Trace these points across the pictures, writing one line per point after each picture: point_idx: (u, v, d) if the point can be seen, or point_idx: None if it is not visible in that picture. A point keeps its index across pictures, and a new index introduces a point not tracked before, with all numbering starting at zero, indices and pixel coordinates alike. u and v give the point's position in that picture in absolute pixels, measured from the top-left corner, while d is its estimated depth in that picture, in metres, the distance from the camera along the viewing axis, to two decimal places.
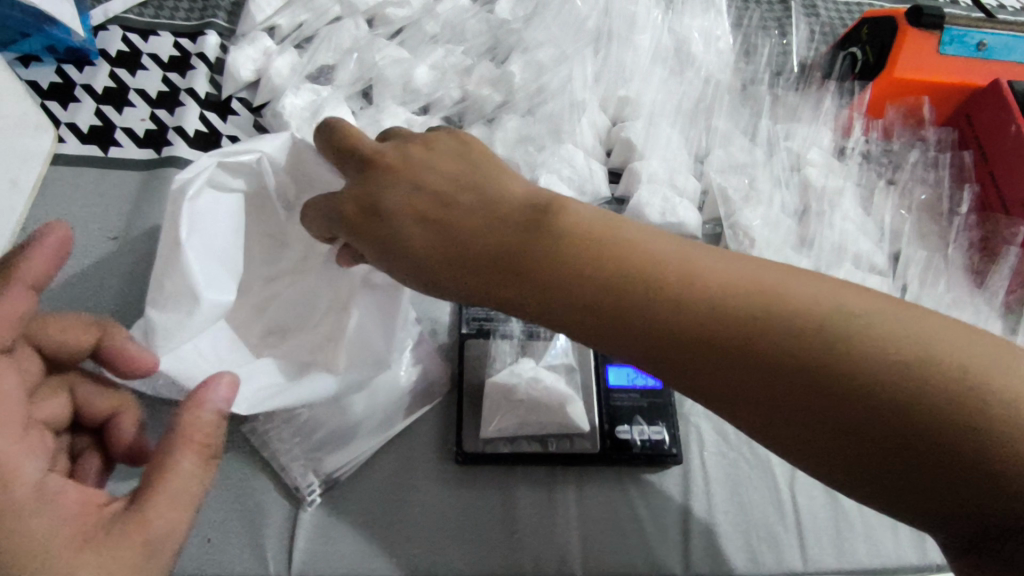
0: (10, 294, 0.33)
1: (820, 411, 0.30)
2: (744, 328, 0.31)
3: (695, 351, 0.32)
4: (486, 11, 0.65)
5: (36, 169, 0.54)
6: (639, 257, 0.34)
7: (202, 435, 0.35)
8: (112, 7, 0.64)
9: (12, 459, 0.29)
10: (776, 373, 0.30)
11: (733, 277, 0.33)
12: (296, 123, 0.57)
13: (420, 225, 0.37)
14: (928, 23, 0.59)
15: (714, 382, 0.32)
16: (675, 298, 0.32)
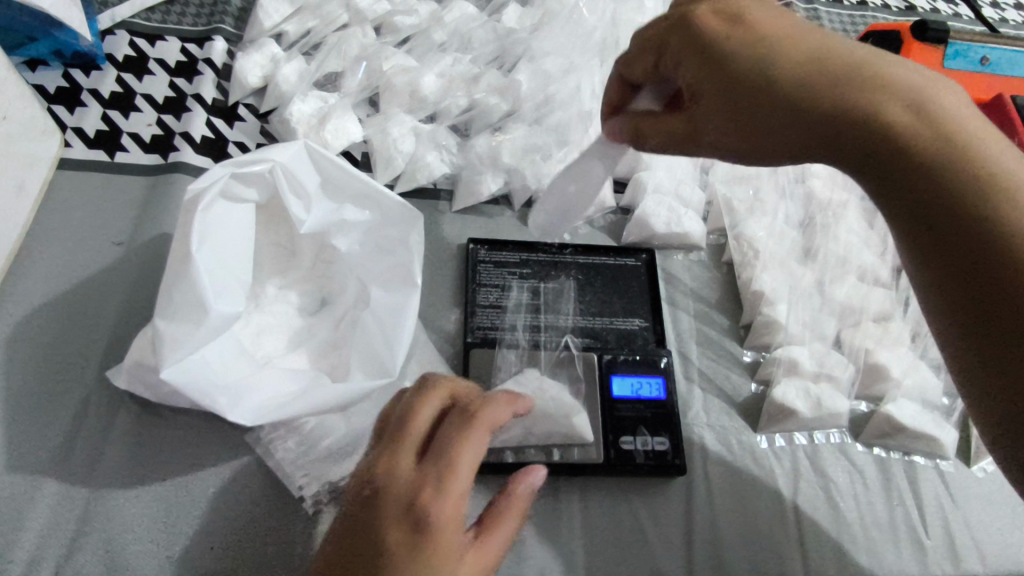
0: (505, 401, 0.41)
1: (995, 262, 0.34)
2: (991, 214, 0.35)
3: (968, 249, 0.35)
4: (494, 20, 0.66)
5: (43, 173, 0.54)
6: (974, 151, 0.36)
7: (523, 505, 0.40)
8: (120, 12, 0.64)
9: (467, 482, 0.36)
10: (976, 248, 0.35)
11: (1000, 165, 0.36)
12: (303, 130, 0.57)
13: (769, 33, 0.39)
14: (932, 37, 0.59)
15: (949, 250, 0.36)
16: (951, 180, 0.36)
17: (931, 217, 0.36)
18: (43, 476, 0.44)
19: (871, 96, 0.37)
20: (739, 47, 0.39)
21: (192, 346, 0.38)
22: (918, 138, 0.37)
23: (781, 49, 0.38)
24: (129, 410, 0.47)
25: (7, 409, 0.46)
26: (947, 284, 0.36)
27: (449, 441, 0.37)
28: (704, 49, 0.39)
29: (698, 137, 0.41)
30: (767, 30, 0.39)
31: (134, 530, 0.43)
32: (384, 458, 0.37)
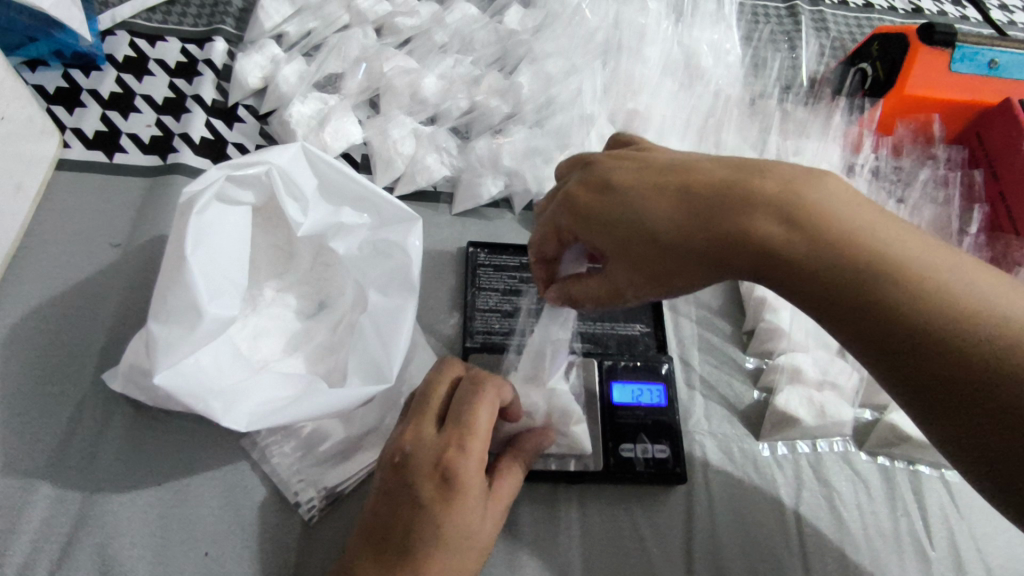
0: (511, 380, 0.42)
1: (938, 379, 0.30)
2: (973, 340, 0.29)
3: (930, 369, 0.30)
4: (495, 22, 0.65)
5: (41, 174, 0.54)
6: (884, 259, 0.31)
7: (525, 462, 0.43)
8: (121, 13, 0.64)
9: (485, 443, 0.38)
10: (946, 371, 0.30)
11: (851, 263, 0.32)
12: (303, 131, 0.57)
13: (633, 191, 0.36)
14: (940, 40, 0.58)
15: (923, 375, 0.30)
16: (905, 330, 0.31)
17: (900, 360, 0.31)
18: (38, 479, 0.44)
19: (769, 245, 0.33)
20: (622, 218, 0.36)
21: (186, 349, 0.38)
22: (835, 277, 0.32)
23: (652, 206, 0.36)
24: (125, 413, 0.46)
25: (3, 411, 0.45)
26: (937, 414, 0.31)
27: (466, 405, 0.38)
28: (587, 223, 0.38)
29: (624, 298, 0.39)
30: (636, 195, 0.36)
31: (128, 535, 0.43)
32: (409, 427, 0.38)
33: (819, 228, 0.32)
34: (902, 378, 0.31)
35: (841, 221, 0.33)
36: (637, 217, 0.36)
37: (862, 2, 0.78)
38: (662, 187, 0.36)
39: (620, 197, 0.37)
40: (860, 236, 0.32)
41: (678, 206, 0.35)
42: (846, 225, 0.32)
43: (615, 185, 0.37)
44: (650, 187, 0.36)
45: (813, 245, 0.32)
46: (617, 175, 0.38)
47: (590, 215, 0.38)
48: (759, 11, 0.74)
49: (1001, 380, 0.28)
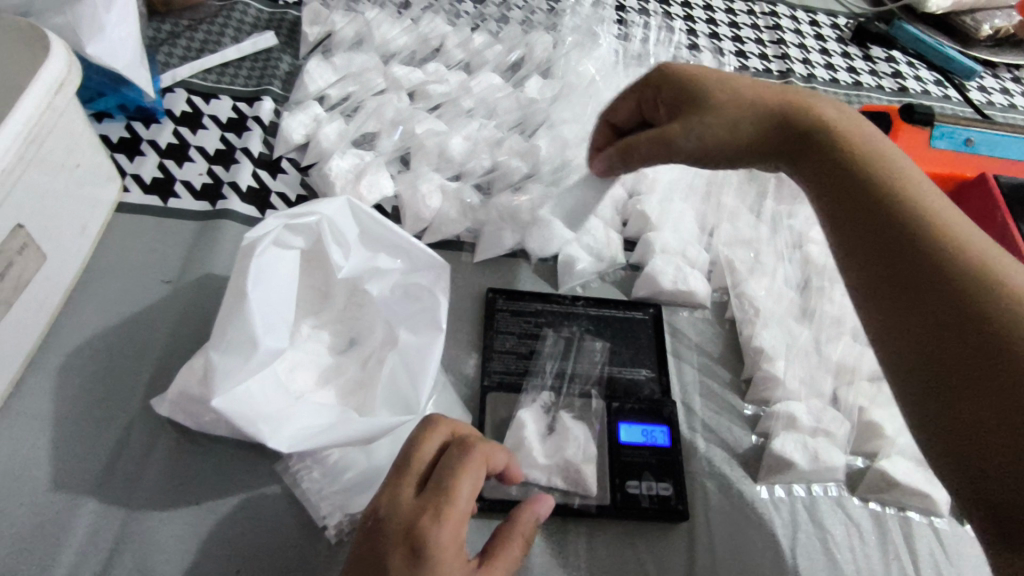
0: (499, 447, 0.43)
1: (895, 257, 0.41)
2: (933, 238, 0.40)
3: (889, 243, 0.41)
4: (517, 91, 0.72)
5: (104, 216, 0.59)
6: (897, 176, 0.44)
7: (525, 533, 0.43)
8: (179, 72, 0.71)
9: (464, 513, 0.38)
10: (904, 249, 0.41)
11: (865, 168, 0.45)
12: (341, 183, 0.63)
13: (725, 81, 0.51)
14: (919, 119, 0.66)
15: (882, 250, 0.42)
16: (901, 213, 0.42)
17: (870, 233, 0.43)
18: (86, 496, 0.47)
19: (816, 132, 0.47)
20: (717, 87, 0.50)
21: (240, 377, 0.42)
22: (859, 175, 0.45)
23: (729, 90, 0.50)
24: (167, 436, 0.50)
25: (56, 431, 0.49)
26: (880, 282, 0.41)
27: (449, 474, 0.39)
28: (689, 86, 0.51)
29: (674, 145, 0.50)
30: (740, 84, 0.51)
31: (167, 552, 0.46)
32: (387, 489, 0.39)
33: (870, 144, 0.46)
34: (866, 251, 0.43)
35: (879, 149, 0.46)
36: (711, 90, 0.50)
37: (851, 81, 0.86)
38: (747, 87, 0.50)
39: (712, 82, 0.51)
40: (888, 158, 0.45)
41: (749, 93, 0.50)
42: (882, 152, 0.46)
43: (716, 79, 0.51)
44: (736, 84, 0.51)
45: (843, 149, 0.46)
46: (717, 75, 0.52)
47: (685, 86, 0.51)
48: None
49: (971, 280, 0.38)
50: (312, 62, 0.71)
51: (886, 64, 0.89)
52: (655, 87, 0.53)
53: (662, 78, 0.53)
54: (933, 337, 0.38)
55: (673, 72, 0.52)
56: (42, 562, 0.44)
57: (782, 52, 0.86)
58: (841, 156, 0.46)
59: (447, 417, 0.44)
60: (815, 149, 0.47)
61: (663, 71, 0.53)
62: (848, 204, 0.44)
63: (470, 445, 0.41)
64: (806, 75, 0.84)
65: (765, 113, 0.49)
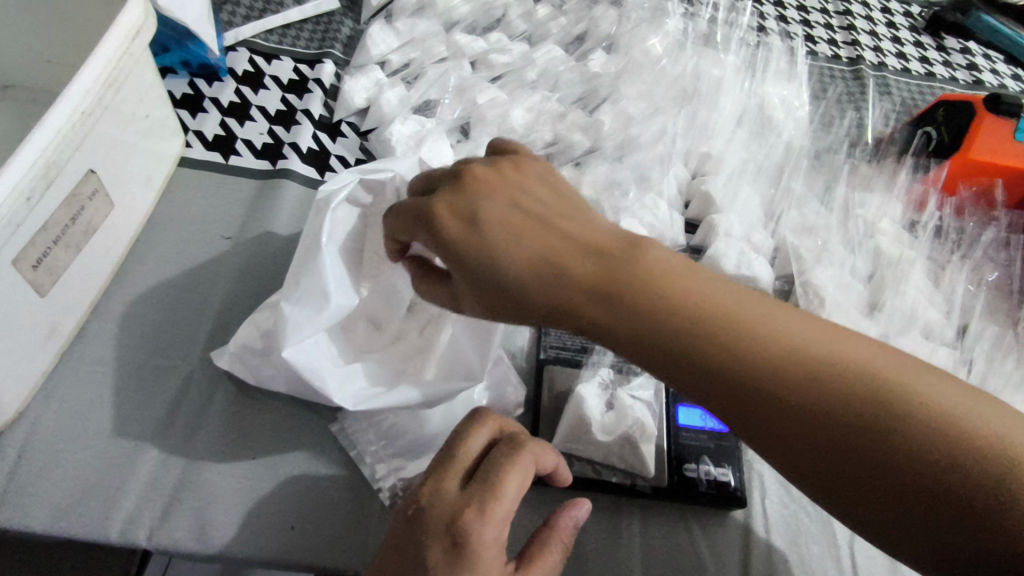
0: (548, 448, 0.42)
1: (798, 438, 0.33)
2: (815, 397, 0.33)
3: (787, 420, 0.33)
4: (581, 65, 0.71)
5: (168, 169, 0.59)
6: (699, 312, 0.35)
7: (565, 538, 0.41)
8: (243, 32, 0.71)
9: (508, 513, 0.37)
10: (788, 417, 0.33)
11: (702, 308, 0.35)
12: (402, 149, 0.62)
13: (492, 225, 0.38)
14: (1005, 110, 0.62)
15: (770, 431, 0.34)
16: (744, 367, 0.34)
17: (742, 412, 0.34)
18: (145, 443, 0.47)
19: (579, 280, 0.36)
20: (476, 248, 0.37)
21: (309, 331, 0.42)
22: (682, 328, 0.35)
23: (508, 249, 0.37)
24: (225, 391, 0.50)
25: (119, 378, 0.50)
26: (787, 453, 0.34)
27: (495, 473, 0.38)
28: (457, 255, 0.38)
29: (526, 308, 0.37)
30: (487, 212, 0.38)
31: (223, 503, 0.46)
32: (429, 481, 0.38)
33: (632, 268, 0.36)
34: (744, 430, 0.35)
35: (677, 267, 0.37)
36: (471, 238, 0.38)
37: (924, 71, 0.82)
38: (483, 216, 0.38)
39: (479, 212, 0.38)
40: (664, 278, 0.36)
41: (522, 253, 0.37)
42: (657, 268, 0.37)
43: (476, 213, 0.38)
44: (503, 219, 0.38)
45: (646, 296, 0.36)
46: (481, 204, 0.39)
47: (416, 209, 0.40)
48: (826, 73, 0.78)
49: (905, 431, 0.32)
50: (375, 27, 0.70)
51: (961, 56, 0.85)
52: (416, 227, 0.40)
53: (410, 210, 0.41)
54: (874, 487, 0.32)
55: (429, 208, 0.39)
56: (104, 505, 0.45)
57: (853, 39, 0.83)
58: (654, 295, 0.36)
59: (494, 412, 0.42)
60: (620, 297, 0.36)
61: (416, 205, 0.40)
62: (687, 370, 0.35)
63: (518, 447, 0.40)
64: (876, 64, 0.81)
65: (539, 272, 0.37)
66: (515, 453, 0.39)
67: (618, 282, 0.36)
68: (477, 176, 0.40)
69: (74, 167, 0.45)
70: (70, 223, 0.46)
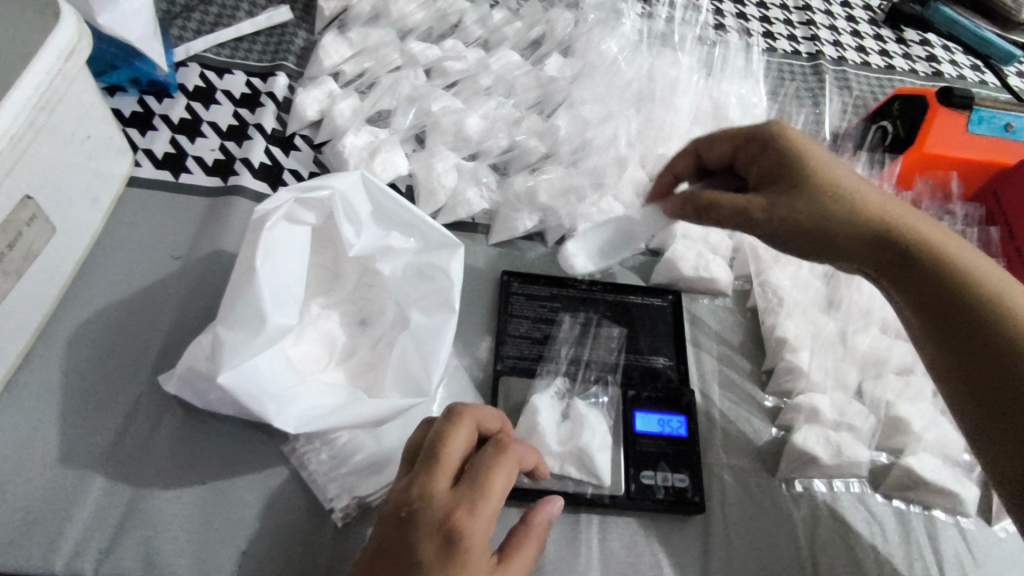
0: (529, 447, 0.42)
1: (968, 345, 0.41)
2: (990, 319, 0.41)
3: (982, 335, 0.41)
4: (537, 69, 0.70)
5: (115, 189, 0.58)
6: (952, 250, 0.43)
7: (542, 533, 0.41)
8: (193, 46, 0.70)
9: (497, 512, 0.37)
10: (965, 328, 0.41)
11: (929, 245, 0.43)
12: (354, 162, 0.61)
13: (822, 152, 0.46)
14: (957, 103, 0.62)
15: (959, 337, 0.42)
16: (960, 287, 0.42)
17: (942, 317, 0.42)
18: (91, 471, 0.46)
19: (887, 212, 0.44)
20: (810, 157, 0.45)
21: (246, 354, 0.41)
22: (941, 259, 0.43)
23: (833, 171, 0.45)
24: (175, 414, 0.50)
25: (64, 405, 0.49)
26: (950, 355, 0.42)
27: (486, 472, 0.37)
28: (788, 162, 0.46)
29: (826, 218, 0.44)
30: (821, 147, 0.47)
31: (171, 530, 0.45)
32: (419, 482, 0.37)
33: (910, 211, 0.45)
34: (936, 334, 0.43)
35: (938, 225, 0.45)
36: (812, 156, 0.46)
37: (884, 64, 0.82)
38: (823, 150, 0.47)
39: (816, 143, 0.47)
40: (908, 218, 0.45)
41: (823, 172, 0.45)
42: (907, 213, 0.45)
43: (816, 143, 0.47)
44: (831, 155, 0.47)
45: (922, 229, 0.44)
46: (815, 142, 0.47)
47: (742, 133, 0.48)
48: (785, 69, 0.78)
49: None
50: (328, 37, 0.70)
51: (921, 48, 0.86)
52: (755, 151, 0.47)
53: (743, 134, 0.48)
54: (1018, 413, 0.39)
55: (769, 129, 0.47)
56: (47, 537, 0.44)
57: (812, 34, 0.83)
58: (905, 230, 0.44)
59: (473, 407, 0.41)
60: (897, 225, 0.44)
61: (761, 127, 0.48)
62: (919, 280, 0.43)
63: (506, 446, 0.39)
64: (836, 58, 0.81)
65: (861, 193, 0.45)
66: (503, 452, 0.39)
67: (911, 216, 0.45)
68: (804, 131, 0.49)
69: (6, 192, 0.44)
70: (8, 250, 0.45)
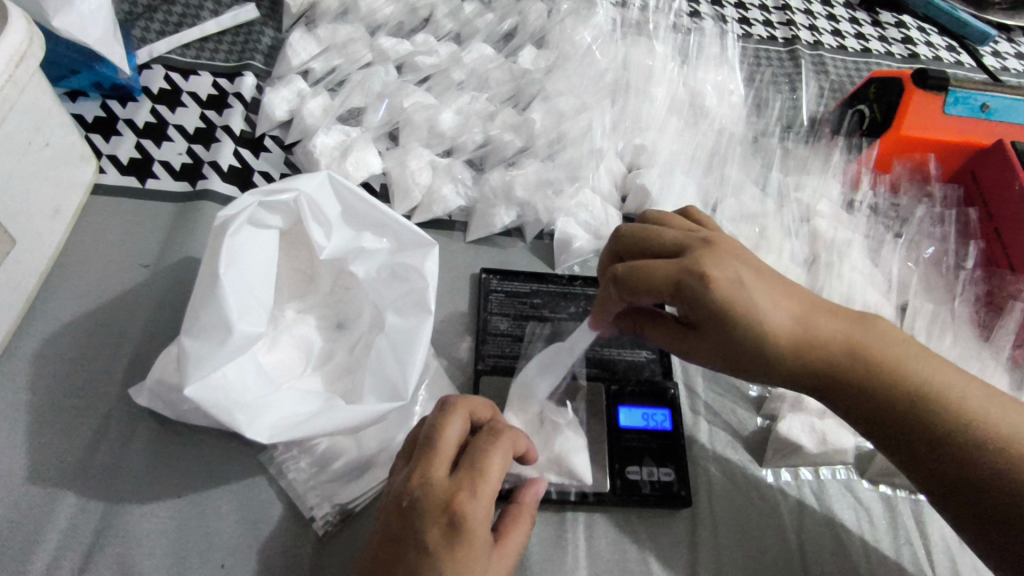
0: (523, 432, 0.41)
1: (945, 472, 0.39)
2: (962, 439, 0.38)
3: (957, 462, 0.38)
4: (510, 62, 0.69)
5: (79, 198, 0.56)
6: (909, 370, 0.39)
7: (533, 511, 0.41)
8: (157, 47, 0.68)
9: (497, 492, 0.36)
10: (942, 454, 0.38)
11: (886, 373, 0.39)
12: (326, 161, 0.60)
13: (752, 291, 0.38)
14: (933, 85, 0.61)
15: (934, 462, 0.39)
16: (928, 414, 0.39)
17: (913, 442, 0.39)
18: (63, 488, 0.45)
19: (832, 349, 0.39)
20: (739, 312, 0.38)
21: (213, 365, 0.40)
22: (898, 387, 0.39)
23: (774, 316, 0.38)
24: (149, 426, 0.48)
25: (32, 422, 0.47)
26: (929, 478, 0.39)
27: (483, 456, 0.36)
28: (716, 317, 0.38)
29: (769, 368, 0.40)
30: (748, 280, 0.38)
31: (147, 546, 0.44)
32: (417, 471, 0.36)
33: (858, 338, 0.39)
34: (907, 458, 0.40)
35: (883, 334, 0.40)
36: (740, 310, 0.38)
37: (860, 47, 0.82)
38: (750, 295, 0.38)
39: (741, 279, 0.38)
40: (858, 347, 0.39)
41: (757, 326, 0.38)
42: (855, 341, 0.39)
43: (743, 282, 0.38)
44: (762, 289, 0.39)
45: (872, 361, 0.39)
46: (741, 277, 0.38)
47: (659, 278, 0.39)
48: (761, 55, 0.78)
49: None
50: (295, 35, 0.68)
51: (896, 30, 0.85)
52: (677, 297, 0.39)
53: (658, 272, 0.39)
54: (1000, 530, 0.37)
55: (684, 275, 0.38)
56: (18, 559, 0.42)
57: (787, 18, 0.83)
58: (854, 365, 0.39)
59: (463, 397, 0.40)
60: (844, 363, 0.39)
61: (676, 271, 0.39)
62: (880, 411, 0.39)
63: (501, 430, 0.38)
64: (812, 42, 0.81)
65: (802, 338, 0.39)
66: (498, 435, 0.38)
67: (862, 340, 0.39)
68: (720, 245, 0.40)
69: None
70: None
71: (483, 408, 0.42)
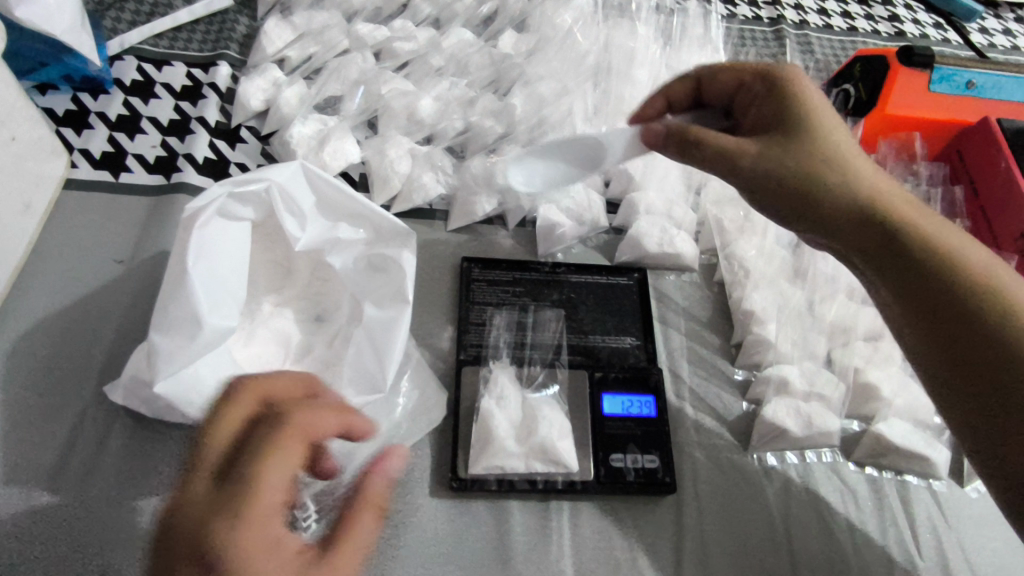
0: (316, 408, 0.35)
1: (947, 323, 0.39)
2: (974, 294, 0.39)
3: (960, 309, 0.39)
4: (490, 46, 0.68)
5: (49, 193, 0.55)
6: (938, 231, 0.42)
7: (381, 498, 0.35)
8: (128, 38, 0.66)
9: (270, 509, 0.31)
10: (948, 304, 0.39)
11: (916, 223, 0.42)
12: (303, 151, 0.59)
13: (820, 110, 0.46)
14: (919, 62, 0.60)
15: (939, 314, 0.39)
16: (944, 266, 0.40)
17: (925, 296, 0.40)
18: (37, 488, 0.44)
19: (869, 184, 0.43)
20: (808, 107, 0.45)
21: (183, 361, 0.39)
22: (925, 238, 0.41)
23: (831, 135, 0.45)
24: (124, 424, 0.48)
25: (5, 422, 0.46)
26: (926, 332, 0.40)
27: (237, 466, 0.31)
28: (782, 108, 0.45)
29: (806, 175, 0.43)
30: (822, 106, 0.46)
31: (124, 545, 0.43)
32: (179, 483, 0.31)
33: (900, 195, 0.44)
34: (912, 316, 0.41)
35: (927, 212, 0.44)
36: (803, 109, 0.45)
37: (846, 26, 0.81)
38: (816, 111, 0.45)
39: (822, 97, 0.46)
40: (893, 196, 0.43)
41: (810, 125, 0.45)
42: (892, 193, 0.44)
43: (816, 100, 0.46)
44: (832, 117, 0.46)
45: (904, 209, 0.43)
46: (818, 100, 0.46)
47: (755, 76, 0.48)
48: (746, 35, 0.76)
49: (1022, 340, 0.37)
50: (270, 22, 0.67)
51: (883, 8, 0.84)
52: (762, 96, 0.47)
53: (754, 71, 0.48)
54: (990, 378, 0.37)
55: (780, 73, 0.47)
56: None
57: None
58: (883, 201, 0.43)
59: (258, 380, 0.36)
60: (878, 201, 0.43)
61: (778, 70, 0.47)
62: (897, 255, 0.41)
63: (260, 426, 0.33)
64: (798, 22, 0.79)
65: (842, 161, 0.44)
66: (262, 435, 0.33)
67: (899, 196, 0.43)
68: None
69: None
70: None
71: (279, 388, 0.36)
